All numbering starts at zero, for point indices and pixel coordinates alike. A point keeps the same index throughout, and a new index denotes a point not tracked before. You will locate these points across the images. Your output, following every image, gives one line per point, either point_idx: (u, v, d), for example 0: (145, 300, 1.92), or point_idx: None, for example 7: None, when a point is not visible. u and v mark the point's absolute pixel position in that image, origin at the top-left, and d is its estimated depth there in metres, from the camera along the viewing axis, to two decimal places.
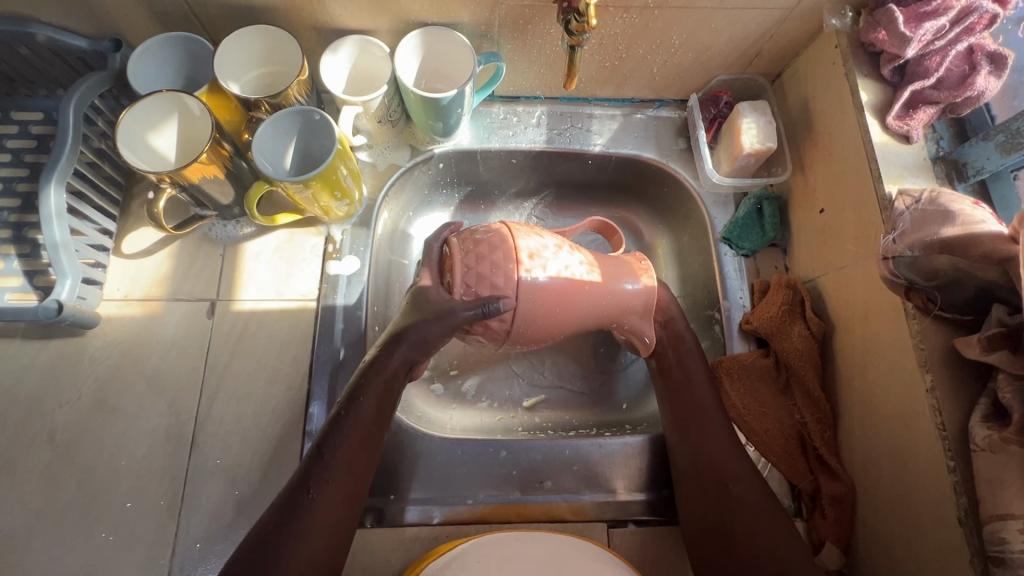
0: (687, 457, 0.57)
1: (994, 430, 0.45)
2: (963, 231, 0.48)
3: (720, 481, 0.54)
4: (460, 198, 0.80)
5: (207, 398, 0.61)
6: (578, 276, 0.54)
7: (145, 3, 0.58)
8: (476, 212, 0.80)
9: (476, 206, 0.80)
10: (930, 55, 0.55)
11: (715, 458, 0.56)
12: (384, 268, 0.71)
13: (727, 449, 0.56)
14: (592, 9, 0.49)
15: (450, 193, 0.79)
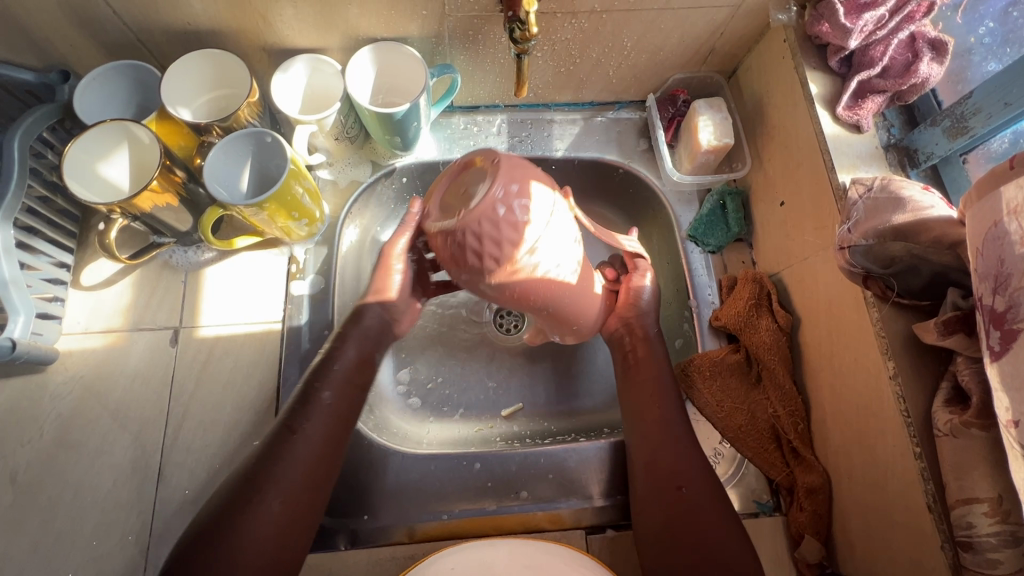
0: (645, 458, 0.54)
1: (956, 414, 0.45)
2: (913, 217, 0.49)
3: (674, 486, 0.51)
4: None
5: (173, 429, 0.60)
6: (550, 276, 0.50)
7: (89, 30, 0.57)
8: None
9: None
10: (874, 45, 0.56)
11: (701, 491, 0.51)
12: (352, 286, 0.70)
13: (684, 450, 0.53)
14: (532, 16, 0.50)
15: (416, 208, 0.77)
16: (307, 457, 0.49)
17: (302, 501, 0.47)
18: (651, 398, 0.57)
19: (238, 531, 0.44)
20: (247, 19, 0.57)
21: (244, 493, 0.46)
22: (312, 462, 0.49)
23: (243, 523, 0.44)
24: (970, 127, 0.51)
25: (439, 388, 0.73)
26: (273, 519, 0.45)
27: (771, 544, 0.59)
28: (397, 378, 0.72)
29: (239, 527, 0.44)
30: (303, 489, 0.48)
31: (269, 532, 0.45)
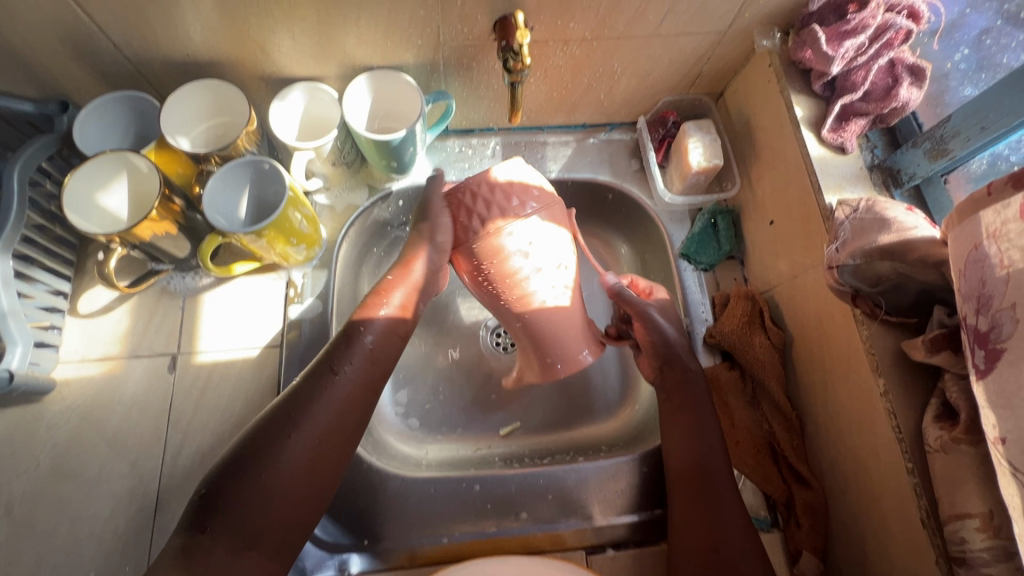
0: (687, 522, 0.53)
1: (945, 430, 0.46)
2: (899, 237, 0.49)
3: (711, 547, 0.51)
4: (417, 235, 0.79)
5: (171, 455, 0.60)
6: (512, 267, 0.53)
7: (89, 63, 0.58)
8: None
9: None
10: (855, 70, 0.58)
11: (736, 550, 0.50)
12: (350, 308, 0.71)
13: (731, 514, 0.53)
14: (525, 47, 0.53)
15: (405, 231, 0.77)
16: (343, 394, 0.50)
17: (333, 437, 0.49)
18: (689, 452, 0.57)
19: (267, 472, 0.45)
20: (245, 51, 0.58)
21: (281, 427, 0.47)
22: (346, 402, 0.50)
23: (276, 452, 0.46)
24: (949, 150, 0.52)
25: (438, 409, 0.73)
26: (301, 461, 0.47)
27: (769, 561, 0.59)
28: (395, 399, 0.73)
29: (273, 457, 0.46)
30: (331, 430, 0.49)
31: (297, 467, 0.46)
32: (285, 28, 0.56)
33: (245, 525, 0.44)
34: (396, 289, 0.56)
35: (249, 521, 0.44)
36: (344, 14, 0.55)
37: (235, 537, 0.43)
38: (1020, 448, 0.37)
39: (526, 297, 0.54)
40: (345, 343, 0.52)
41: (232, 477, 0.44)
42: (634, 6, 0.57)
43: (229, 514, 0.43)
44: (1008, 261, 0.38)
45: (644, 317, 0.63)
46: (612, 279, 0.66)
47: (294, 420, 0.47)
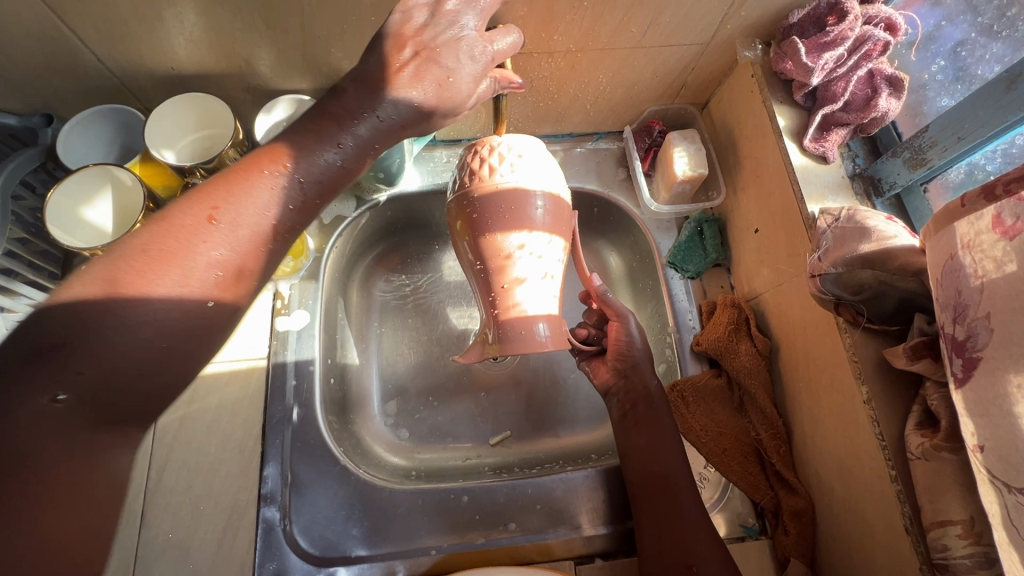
0: (654, 538, 0.54)
1: (927, 437, 0.46)
2: (878, 247, 0.50)
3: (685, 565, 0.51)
4: (401, 245, 0.80)
5: (156, 469, 0.59)
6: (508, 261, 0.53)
7: (75, 78, 0.58)
8: (417, 260, 0.81)
9: (419, 254, 0.81)
10: (835, 80, 0.59)
11: (707, 563, 0.51)
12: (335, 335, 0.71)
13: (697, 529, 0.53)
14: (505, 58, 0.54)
15: (390, 242, 0.79)
16: (224, 245, 0.38)
17: (210, 299, 0.37)
18: (652, 464, 0.58)
19: (126, 323, 0.34)
20: (231, 65, 0.59)
21: (155, 244, 0.36)
22: (234, 260, 0.38)
23: (138, 303, 0.34)
24: (928, 159, 0.53)
25: (427, 420, 0.73)
26: (175, 318, 0.36)
27: (757, 569, 0.59)
28: (384, 410, 0.73)
29: (130, 313, 0.34)
30: (206, 287, 0.37)
31: (162, 325, 0.35)
32: (271, 42, 0.56)
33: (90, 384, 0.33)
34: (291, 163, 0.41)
35: (95, 372, 0.33)
36: (329, 29, 0.56)
37: (82, 395, 0.33)
38: (997, 456, 0.37)
39: (511, 303, 0.53)
40: (229, 189, 0.39)
41: (88, 301, 0.34)
42: (617, 19, 0.58)
43: (86, 282, 0.34)
44: (982, 272, 0.38)
45: (620, 321, 0.64)
46: (599, 280, 0.63)
47: (162, 264, 0.35)
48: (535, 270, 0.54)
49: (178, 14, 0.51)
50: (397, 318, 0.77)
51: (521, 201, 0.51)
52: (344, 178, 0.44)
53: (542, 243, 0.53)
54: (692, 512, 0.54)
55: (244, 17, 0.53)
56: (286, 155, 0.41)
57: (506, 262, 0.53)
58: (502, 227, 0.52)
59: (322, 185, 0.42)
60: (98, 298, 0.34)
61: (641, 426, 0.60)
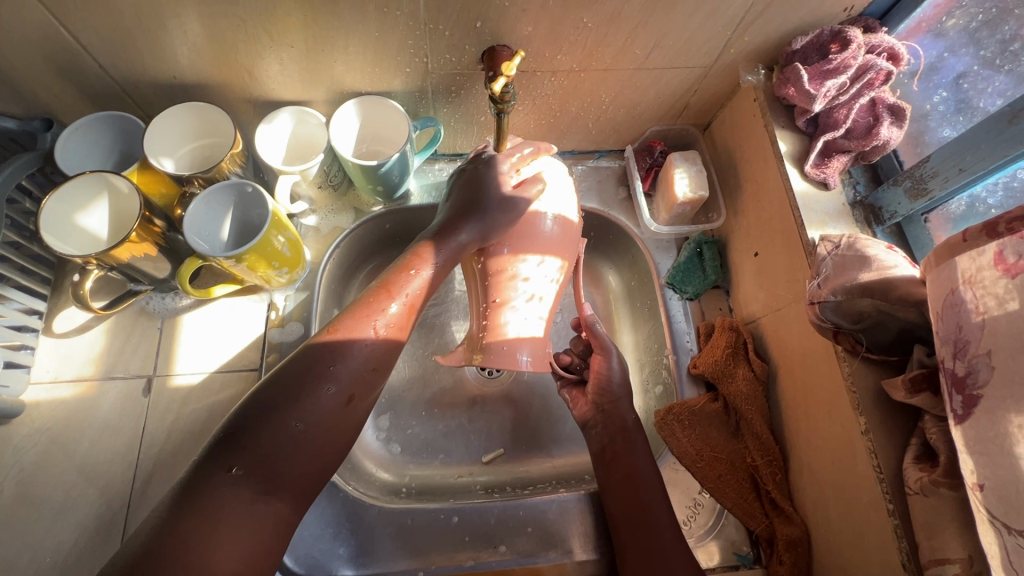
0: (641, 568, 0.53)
1: (925, 472, 0.45)
2: (878, 276, 0.50)
3: None
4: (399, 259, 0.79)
5: (141, 483, 0.58)
6: (512, 281, 0.54)
7: (74, 83, 0.57)
8: None
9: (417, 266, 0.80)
10: (837, 108, 0.59)
11: None
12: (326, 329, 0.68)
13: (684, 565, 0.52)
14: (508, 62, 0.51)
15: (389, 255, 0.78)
16: (373, 349, 0.46)
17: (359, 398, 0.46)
18: (635, 493, 0.57)
19: (302, 425, 0.42)
20: (232, 74, 0.58)
21: (327, 359, 0.45)
22: (377, 360, 0.47)
23: (312, 397, 0.43)
24: (929, 190, 0.53)
25: (420, 434, 0.72)
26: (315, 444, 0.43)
27: None
28: (375, 423, 0.71)
29: (307, 405, 0.43)
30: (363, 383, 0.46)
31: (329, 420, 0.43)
32: (273, 54, 0.56)
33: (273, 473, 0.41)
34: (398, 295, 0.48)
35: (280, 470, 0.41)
36: (333, 42, 0.56)
37: (254, 468, 0.40)
38: (998, 496, 0.37)
39: (499, 318, 0.54)
40: (360, 312, 0.47)
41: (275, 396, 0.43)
42: (621, 40, 0.58)
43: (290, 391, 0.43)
44: (984, 308, 0.38)
45: (604, 353, 0.64)
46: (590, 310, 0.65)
47: (321, 385, 0.44)
48: (524, 291, 0.54)
49: (181, 23, 0.51)
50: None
51: (529, 225, 0.54)
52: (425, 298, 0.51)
53: (532, 264, 0.54)
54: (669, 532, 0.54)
55: (247, 28, 0.53)
56: (397, 289, 0.48)
57: (502, 279, 0.54)
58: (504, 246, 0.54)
59: (427, 291, 0.51)
60: (284, 392, 0.43)
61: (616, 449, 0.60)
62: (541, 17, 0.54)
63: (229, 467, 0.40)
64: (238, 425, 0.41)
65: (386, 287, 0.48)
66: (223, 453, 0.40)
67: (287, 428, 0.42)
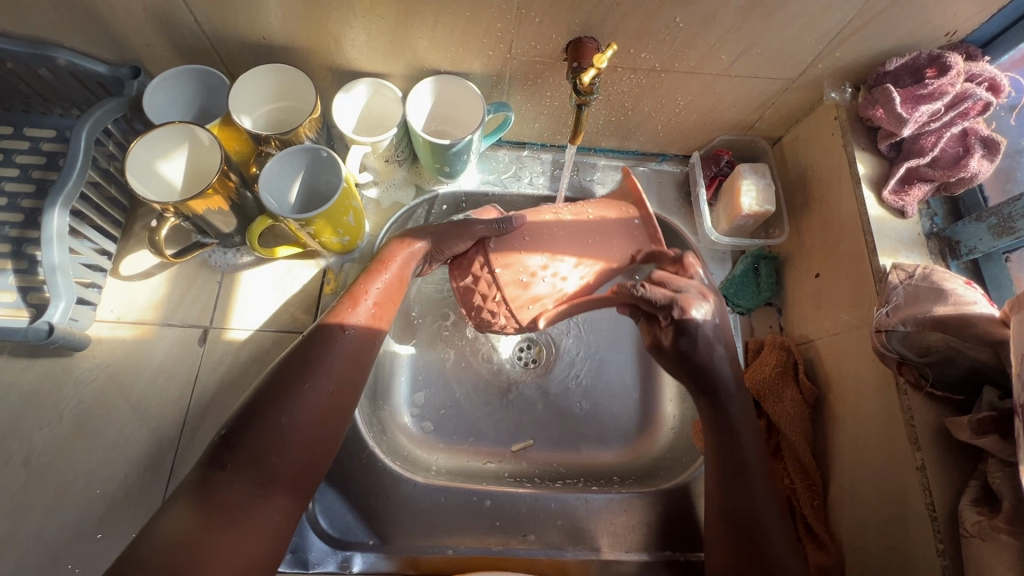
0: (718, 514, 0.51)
1: (984, 517, 0.44)
2: (955, 311, 0.49)
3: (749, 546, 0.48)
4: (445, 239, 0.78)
5: (190, 429, 0.60)
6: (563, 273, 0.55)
7: (168, 35, 0.59)
8: None
9: None
10: (925, 135, 0.57)
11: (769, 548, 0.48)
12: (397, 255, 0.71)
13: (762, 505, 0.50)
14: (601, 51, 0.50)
15: None
16: (363, 325, 0.51)
17: (345, 395, 0.49)
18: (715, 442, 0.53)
19: (287, 421, 0.45)
20: (319, 41, 0.59)
21: (297, 377, 0.47)
22: (385, 301, 0.54)
23: (297, 398, 0.46)
24: (1018, 229, 0.51)
25: (453, 416, 0.72)
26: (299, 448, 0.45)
27: None
28: (410, 399, 0.72)
29: (287, 408, 0.45)
30: (346, 381, 0.49)
31: (312, 419, 0.46)
32: (362, 24, 0.57)
33: (266, 465, 0.43)
34: (392, 265, 0.55)
35: (269, 462, 0.43)
36: (421, 19, 0.55)
37: (243, 463, 0.43)
38: None
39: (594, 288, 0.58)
40: (395, 248, 0.56)
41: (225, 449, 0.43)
42: (708, 44, 0.57)
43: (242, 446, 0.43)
44: None
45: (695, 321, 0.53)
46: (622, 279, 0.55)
47: (274, 416, 0.45)
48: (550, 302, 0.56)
49: None
50: (431, 339, 0.75)
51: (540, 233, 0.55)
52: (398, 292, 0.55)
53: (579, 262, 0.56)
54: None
55: None
56: (387, 261, 0.55)
57: (528, 280, 0.53)
58: (528, 248, 0.54)
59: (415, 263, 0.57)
60: (264, 400, 0.45)
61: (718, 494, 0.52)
62: (632, 13, 0.53)
63: (222, 466, 0.42)
64: (233, 428, 0.44)
65: (382, 259, 0.55)
66: (218, 454, 0.43)
67: (268, 427, 0.44)
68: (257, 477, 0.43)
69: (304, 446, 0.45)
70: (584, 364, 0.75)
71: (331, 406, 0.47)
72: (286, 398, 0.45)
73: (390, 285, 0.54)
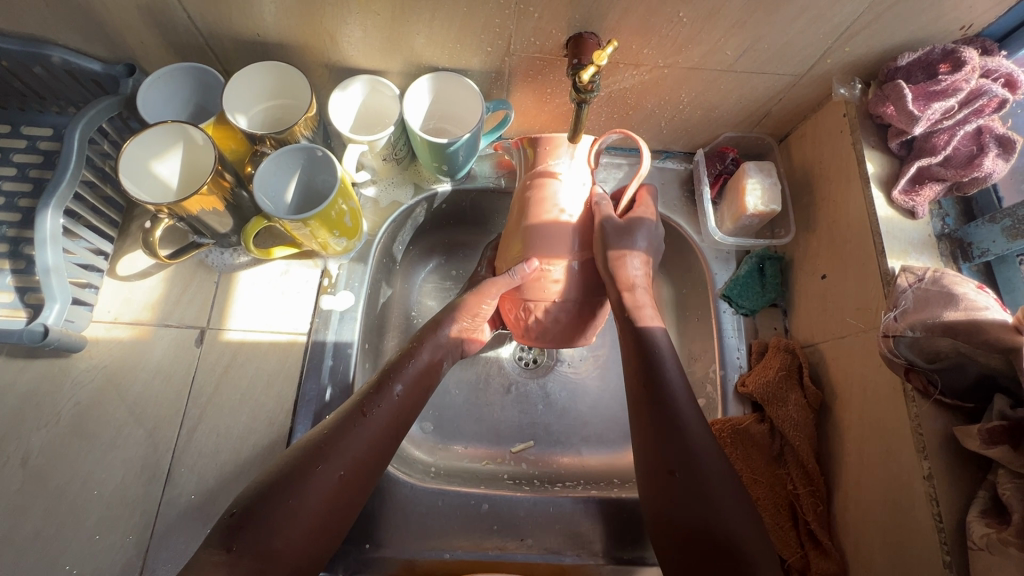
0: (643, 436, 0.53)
1: (993, 529, 0.43)
2: (965, 316, 0.47)
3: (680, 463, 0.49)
4: (439, 244, 0.79)
5: (187, 431, 0.59)
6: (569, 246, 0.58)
7: (161, 32, 0.58)
8: (455, 257, 0.80)
9: (455, 252, 0.80)
10: (938, 132, 0.55)
11: (698, 466, 0.49)
12: (377, 315, 0.71)
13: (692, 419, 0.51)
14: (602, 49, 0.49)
15: (432, 240, 0.79)
16: (385, 415, 0.52)
17: (357, 480, 0.48)
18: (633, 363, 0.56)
19: (296, 503, 0.44)
20: (314, 37, 0.58)
21: (310, 461, 0.47)
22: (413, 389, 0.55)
23: (309, 482, 0.45)
24: None
25: (451, 416, 0.72)
26: (312, 522, 0.45)
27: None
28: None
29: (300, 491, 0.45)
30: (358, 465, 0.49)
31: (325, 501, 0.46)
32: (357, 20, 0.55)
33: (269, 550, 0.42)
34: (423, 350, 0.57)
35: (272, 546, 0.42)
36: (417, 14, 0.54)
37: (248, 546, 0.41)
38: None
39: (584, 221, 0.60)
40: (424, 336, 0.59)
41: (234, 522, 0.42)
42: (713, 39, 0.55)
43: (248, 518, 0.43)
44: None
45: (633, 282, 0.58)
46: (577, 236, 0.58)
47: (283, 500, 0.44)
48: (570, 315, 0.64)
49: None
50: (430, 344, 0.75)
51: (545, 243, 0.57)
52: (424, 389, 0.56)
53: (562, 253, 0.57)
54: (743, 523, 0.46)
55: None
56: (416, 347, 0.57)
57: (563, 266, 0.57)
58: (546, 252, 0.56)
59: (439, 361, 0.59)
60: (282, 481, 0.45)
61: (651, 458, 0.51)
62: (633, 9, 0.52)
63: (226, 547, 0.41)
64: (245, 508, 0.43)
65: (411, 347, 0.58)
66: (227, 536, 0.42)
67: (281, 510, 0.43)
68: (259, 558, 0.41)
69: (310, 530, 0.44)
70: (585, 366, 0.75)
71: (347, 489, 0.47)
72: (301, 480, 0.45)
73: (418, 373, 0.56)
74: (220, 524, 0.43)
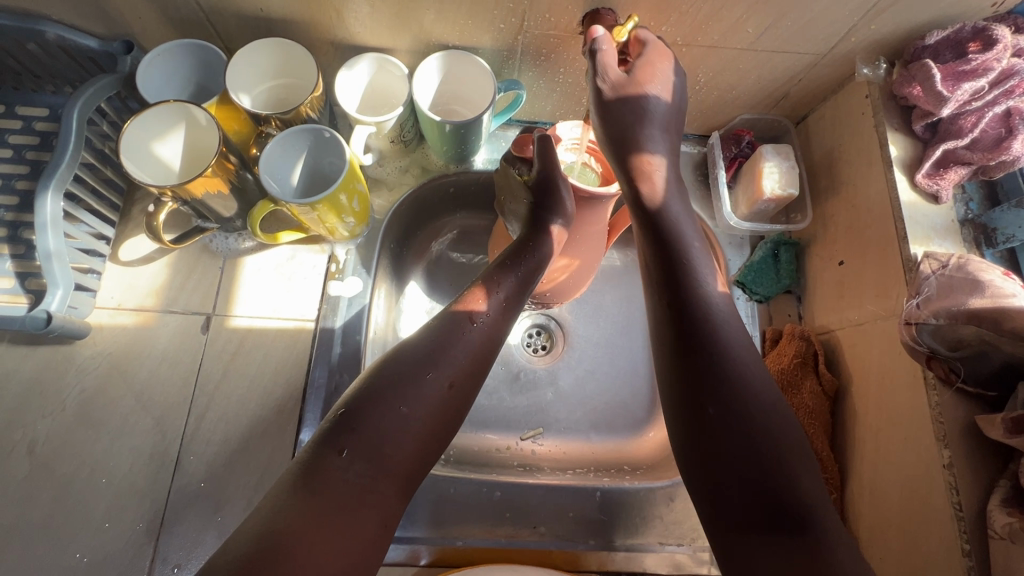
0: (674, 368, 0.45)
1: (1016, 517, 0.43)
2: (991, 303, 0.46)
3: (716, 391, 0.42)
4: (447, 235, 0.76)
5: (196, 418, 0.59)
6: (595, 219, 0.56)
7: (160, 6, 0.55)
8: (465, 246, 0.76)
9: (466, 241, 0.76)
10: (965, 114, 0.54)
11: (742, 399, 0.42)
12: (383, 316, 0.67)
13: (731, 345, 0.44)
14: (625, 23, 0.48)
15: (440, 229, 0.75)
16: (483, 330, 0.48)
17: (462, 392, 0.46)
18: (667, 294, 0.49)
19: (408, 412, 0.42)
20: (320, 13, 0.56)
21: (421, 367, 0.44)
22: (507, 302, 0.51)
23: (419, 387, 0.43)
24: None
25: None
26: (421, 421, 0.42)
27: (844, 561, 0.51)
28: None
29: (409, 398, 0.43)
30: (466, 372, 0.46)
31: (429, 413, 0.43)
32: None
33: (380, 444, 0.40)
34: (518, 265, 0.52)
35: (384, 440, 0.40)
36: None
37: (359, 450, 0.39)
38: None
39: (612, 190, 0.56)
40: (496, 275, 0.52)
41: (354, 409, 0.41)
42: (735, 16, 0.53)
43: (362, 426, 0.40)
44: None
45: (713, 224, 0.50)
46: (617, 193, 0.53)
47: (395, 406, 0.42)
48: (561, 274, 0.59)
49: None
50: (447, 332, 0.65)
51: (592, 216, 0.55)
52: (505, 320, 0.51)
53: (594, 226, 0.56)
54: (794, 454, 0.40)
55: None
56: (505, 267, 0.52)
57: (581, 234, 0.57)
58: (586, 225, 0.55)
59: (506, 306, 0.51)
60: (378, 387, 0.42)
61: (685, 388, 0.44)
62: None
63: (339, 449, 0.39)
64: (352, 408, 0.41)
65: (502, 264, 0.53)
66: (333, 435, 0.40)
67: (391, 414, 0.41)
68: (372, 465, 0.39)
69: (414, 437, 0.42)
70: (596, 351, 0.74)
71: (447, 414, 0.45)
72: (412, 384, 0.43)
73: (508, 295, 0.51)
74: (327, 424, 0.41)
